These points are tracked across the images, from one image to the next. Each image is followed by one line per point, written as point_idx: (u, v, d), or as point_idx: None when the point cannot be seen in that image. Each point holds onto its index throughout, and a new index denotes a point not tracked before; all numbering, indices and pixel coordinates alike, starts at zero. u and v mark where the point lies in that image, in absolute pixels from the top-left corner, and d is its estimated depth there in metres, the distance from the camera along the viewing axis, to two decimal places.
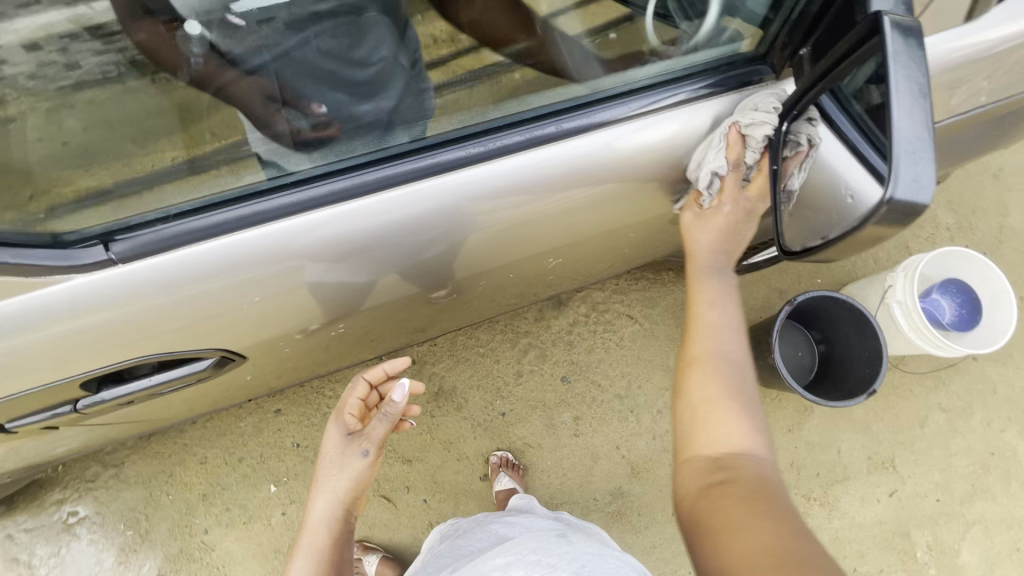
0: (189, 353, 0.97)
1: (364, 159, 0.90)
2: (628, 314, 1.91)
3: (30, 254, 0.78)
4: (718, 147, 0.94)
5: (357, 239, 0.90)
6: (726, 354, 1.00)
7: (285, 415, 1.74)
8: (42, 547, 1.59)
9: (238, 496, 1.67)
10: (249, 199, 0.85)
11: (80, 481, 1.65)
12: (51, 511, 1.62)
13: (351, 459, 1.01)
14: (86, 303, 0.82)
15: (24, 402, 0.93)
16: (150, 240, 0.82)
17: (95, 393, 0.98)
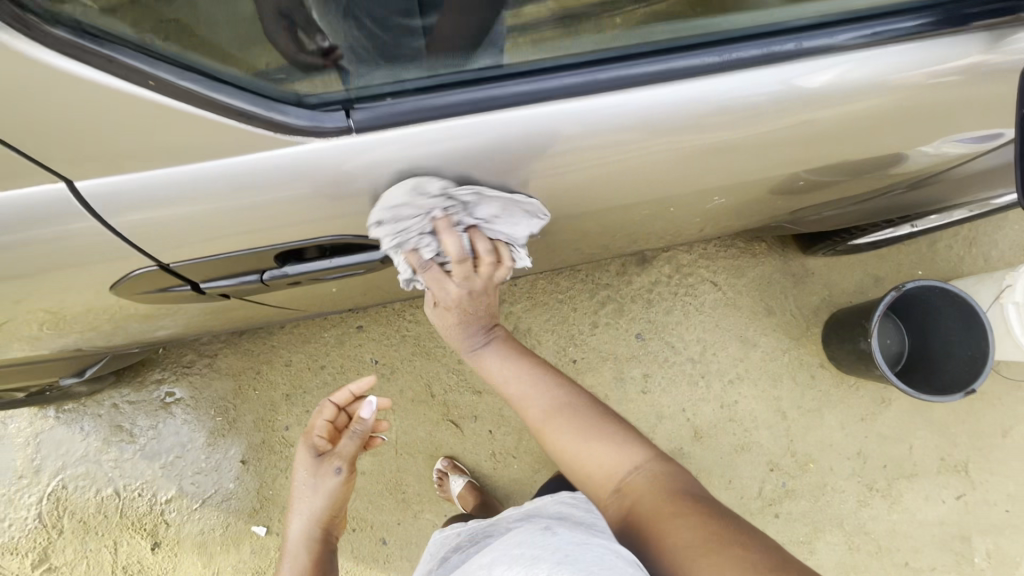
0: (371, 240, 0.97)
1: (592, 55, 0.86)
2: (713, 280, 1.87)
3: (282, 109, 0.79)
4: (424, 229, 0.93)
5: (571, 140, 0.88)
6: (556, 406, 1.07)
7: (366, 332, 1.81)
8: (142, 419, 1.74)
9: (317, 400, 1.77)
10: (484, 85, 0.84)
11: (177, 365, 1.78)
12: (151, 389, 1.75)
13: (323, 482, 1.13)
14: (314, 167, 0.82)
15: (220, 265, 0.95)
16: (387, 112, 0.83)
17: (280, 267, 0.98)
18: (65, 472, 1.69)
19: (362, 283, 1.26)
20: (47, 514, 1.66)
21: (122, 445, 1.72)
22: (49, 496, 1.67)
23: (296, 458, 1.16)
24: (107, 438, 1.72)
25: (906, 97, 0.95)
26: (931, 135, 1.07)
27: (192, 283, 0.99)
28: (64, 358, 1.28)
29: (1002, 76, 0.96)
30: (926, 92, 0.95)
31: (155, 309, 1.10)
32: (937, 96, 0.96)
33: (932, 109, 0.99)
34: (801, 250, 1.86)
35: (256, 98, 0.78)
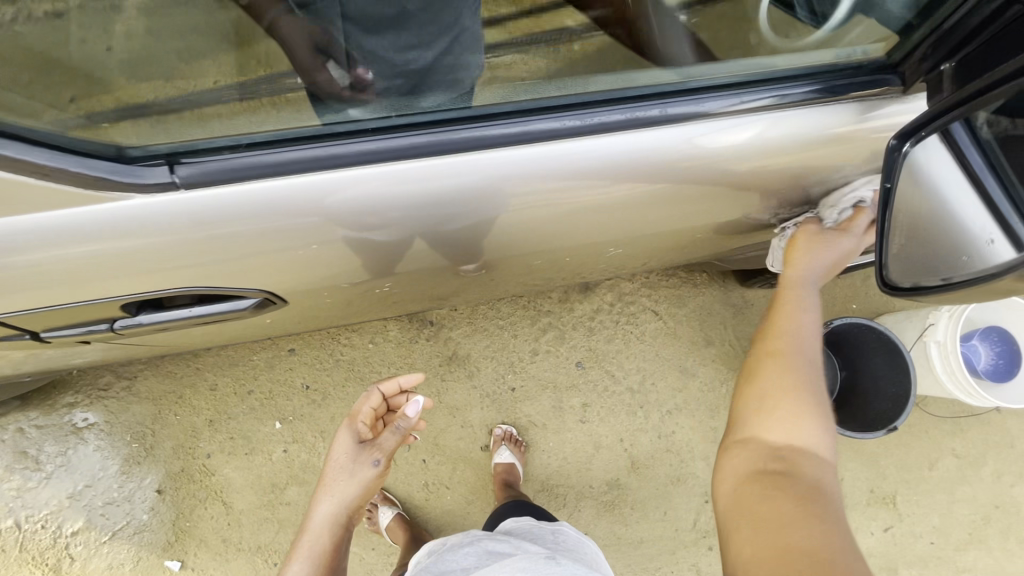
0: (234, 291, 0.97)
1: (448, 114, 0.84)
2: (654, 310, 1.87)
3: (92, 164, 0.74)
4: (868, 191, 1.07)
5: (425, 198, 0.86)
6: (801, 364, 1.01)
7: (298, 356, 1.75)
8: (50, 446, 1.62)
9: (243, 427, 1.70)
10: (326, 140, 0.81)
11: (92, 388, 1.68)
12: (61, 413, 1.65)
13: (361, 469, 1.12)
14: (140, 223, 0.79)
15: (64, 315, 0.93)
16: (219, 168, 0.79)
17: (133, 315, 0.97)
18: None
19: (277, 316, 1.21)
20: None
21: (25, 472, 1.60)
22: None
23: (337, 438, 1.17)
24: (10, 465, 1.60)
25: (771, 162, 0.96)
26: (808, 194, 1.09)
27: (30, 332, 0.96)
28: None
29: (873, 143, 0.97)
30: (789, 158, 0.96)
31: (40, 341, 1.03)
32: (805, 161, 0.98)
33: (804, 171, 1.00)
34: (739, 283, 1.88)
35: (64, 153, 0.73)
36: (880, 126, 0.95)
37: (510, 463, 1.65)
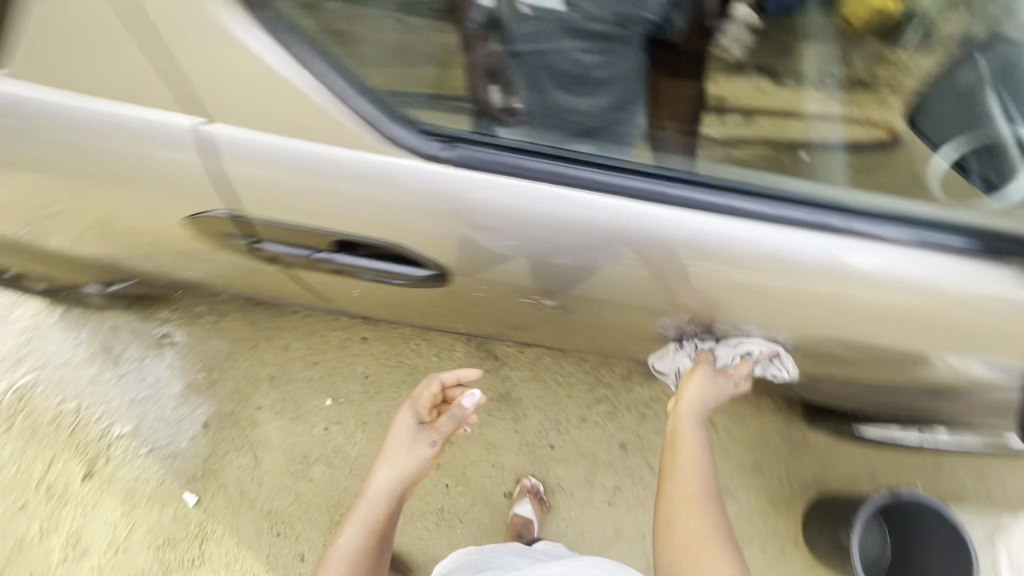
0: (422, 258, 1.05)
1: (667, 173, 0.96)
2: (711, 418, 1.85)
3: (387, 120, 0.87)
4: (761, 347, 1.18)
5: (625, 235, 0.94)
6: (704, 496, 0.95)
7: (368, 345, 1.84)
8: (134, 349, 1.77)
9: (297, 392, 1.78)
10: (565, 162, 0.93)
11: (186, 312, 1.82)
12: (153, 324, 1.80)
13: (419, 446, 1.16)
14: (397, 178, 0.90)
15: (282, 232, 1.03)
16: (478, 155, 0.91)
17: (331, 252, 1.07)
18: (42, 372, 1.73)
19: (383, 295, 1.31)
20: (7, 404, 1.69)
21: (105, 365, 1.75)
22: (16, 389, 1.71)
23: (398, 415, 1.21)
24: (95, 355, 1.76)
25: (829, 282, 0.97)
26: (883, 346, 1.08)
27: (249, 237, 1.07)
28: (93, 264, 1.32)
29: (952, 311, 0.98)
30: (856, 290, 0.97)
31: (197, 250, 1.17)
32: (875, 301, 0.98)
33: (873, 310, 1.00)
34: (804, 420, 1.84)
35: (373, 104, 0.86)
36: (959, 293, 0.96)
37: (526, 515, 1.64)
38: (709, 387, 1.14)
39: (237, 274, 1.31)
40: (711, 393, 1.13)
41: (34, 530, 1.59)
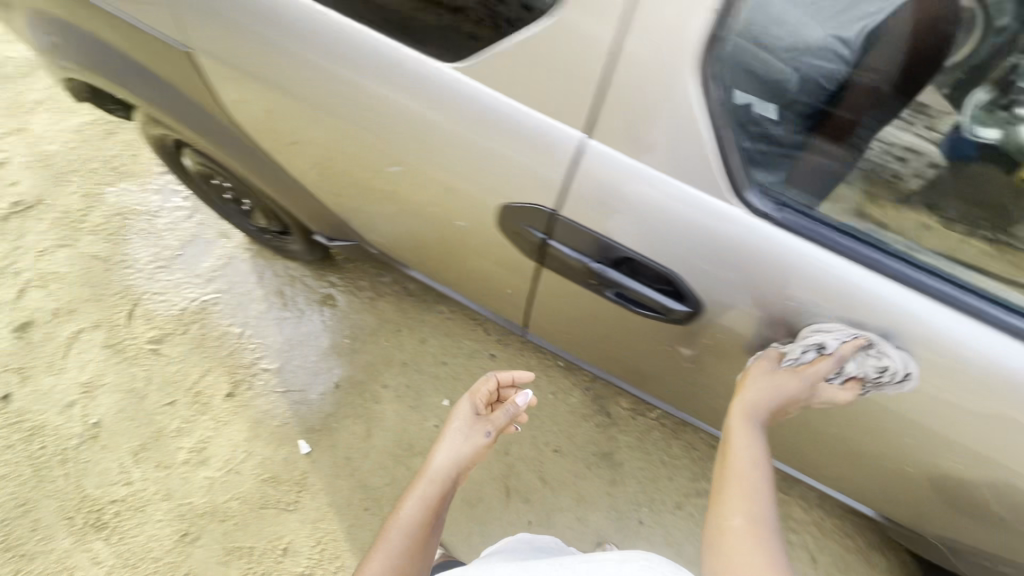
0: (694, 296, 1.01)
1: (962, 280, 0.91)
2: (814, 555, 1.73)
3: (729, 163, 0.88)
4: (840, 335, 0.92)
5: (909, 332, 0.91)
6: (757, 522, 0.84)
7: (494, 363, 1.93)
8: (301, 300, 1.98)
9: (421, 384, 1.88)
10: (867, 246, 0.92)
11: (351, 282, 2.03)
12: (323, 284, 2.01)
13: (475, 434, 1.13)
14: (717, 218, 0.92)
15: (577, 234, 1.02)
16: (793, 219, 0.91)
17: (609, 265, 1.03)
18: (224, 295, 1.97)
19: (557, 324, 1.39)
20: (189, 312, 1.94)
21: (274, 305, 1.97)
22: (201, 302, 1.95)
23: (457, 404, 1.19)
24: (269, 294, 1.98)
25: (916, 377, 0.94)
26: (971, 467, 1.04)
27: (543, 232, 1.06)
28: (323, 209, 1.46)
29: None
30: (932, 381, 0.94)
31: (419, 231, 1.34)
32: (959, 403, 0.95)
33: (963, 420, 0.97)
34: None
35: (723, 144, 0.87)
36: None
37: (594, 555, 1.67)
38: (774, 393, 0.94)
39: (407, 227, 1.35)
40: (779, 395, 0.94)
41: (173, 427, 1.76)
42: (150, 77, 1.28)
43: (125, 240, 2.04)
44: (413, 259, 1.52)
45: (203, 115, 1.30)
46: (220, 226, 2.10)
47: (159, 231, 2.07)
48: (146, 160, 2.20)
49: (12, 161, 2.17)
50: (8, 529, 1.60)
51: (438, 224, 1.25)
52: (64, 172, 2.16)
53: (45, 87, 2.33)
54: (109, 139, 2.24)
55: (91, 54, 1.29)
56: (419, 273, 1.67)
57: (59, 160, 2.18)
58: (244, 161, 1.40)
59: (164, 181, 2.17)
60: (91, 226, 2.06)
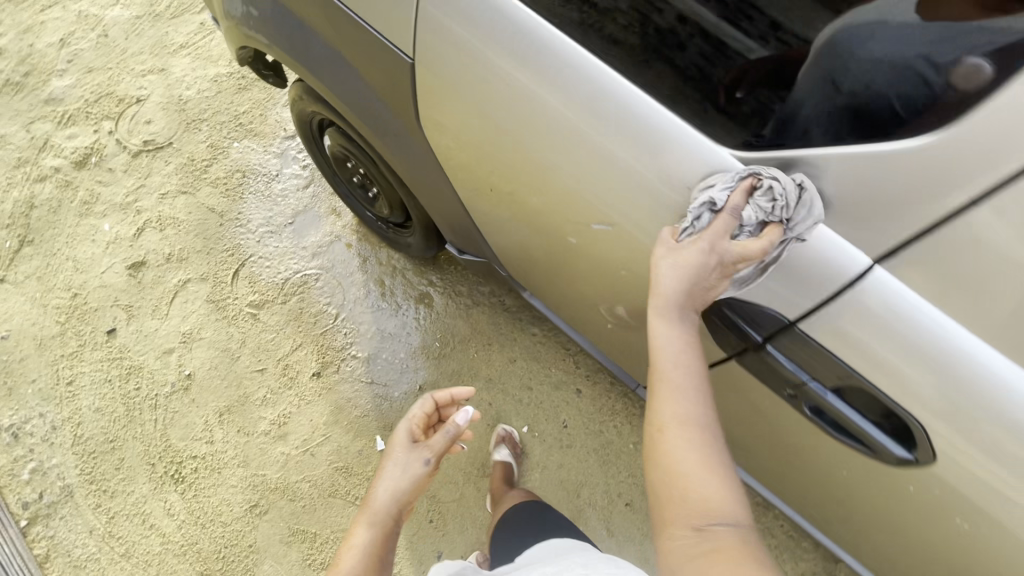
0: (925, 450, 0.83)
1: None
2: None
3: None
4: (726, 185, 0.80)
5: None
6: (693, 421, 0.82)
7: (579, 399, 1.85)
8: (399, 293, 1.97)
9: (502, 405, 1.84)
10: None
11: (450, 284, 1.99)
12: (423, 281, 1.99)
13: (413, 462, 1.09)
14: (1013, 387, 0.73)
15: (806, 347, 0.84)
16: None
17: (833, 390, 0.86)
18: (325, 272, 1.97)
19: None
20: (291, 283, 1.94)
21: (372, 292, 1.96)
22: (302, 275, 1.96)
23: (395, 433, 1.14)
24: (370, 281, 1.98)
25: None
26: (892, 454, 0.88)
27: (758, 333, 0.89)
28: (458, 214, 1.42)
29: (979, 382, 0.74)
30: None
31: (559, 255, 1.23)
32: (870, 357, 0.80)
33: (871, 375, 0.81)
34: None
35: None
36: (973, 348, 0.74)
37: (500, 468, 1.70)
38: (684, 260, 0.82)
39: (529, 241, 1.29)
40: (690, 262, 0.81)
41: (259, 395, 1.77)
42: (332, 62, 1.21)
43: (242, 198, 2.07)
44: (529, 276, 1.48)
45: (375, 110, 1.24)
46: (332, 202, 2.09)
47: (275, 196, 2.09)
48: (273, 123, 2.22)
49: (149, 99, 2.22)
50: (96, 462, 1.64)
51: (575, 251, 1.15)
52: (195, 120, 2.20)
53: (190, 32, 2.38)
54: (241, 94, 2.26)
55: (278, 29, 1.24)
56: (541, 296, 1.59)
57: (193, 106, 2.22)
58: (393, 157, 1.36)
59: (287, 146, 2.18)
60: (212, 179, 2.09)
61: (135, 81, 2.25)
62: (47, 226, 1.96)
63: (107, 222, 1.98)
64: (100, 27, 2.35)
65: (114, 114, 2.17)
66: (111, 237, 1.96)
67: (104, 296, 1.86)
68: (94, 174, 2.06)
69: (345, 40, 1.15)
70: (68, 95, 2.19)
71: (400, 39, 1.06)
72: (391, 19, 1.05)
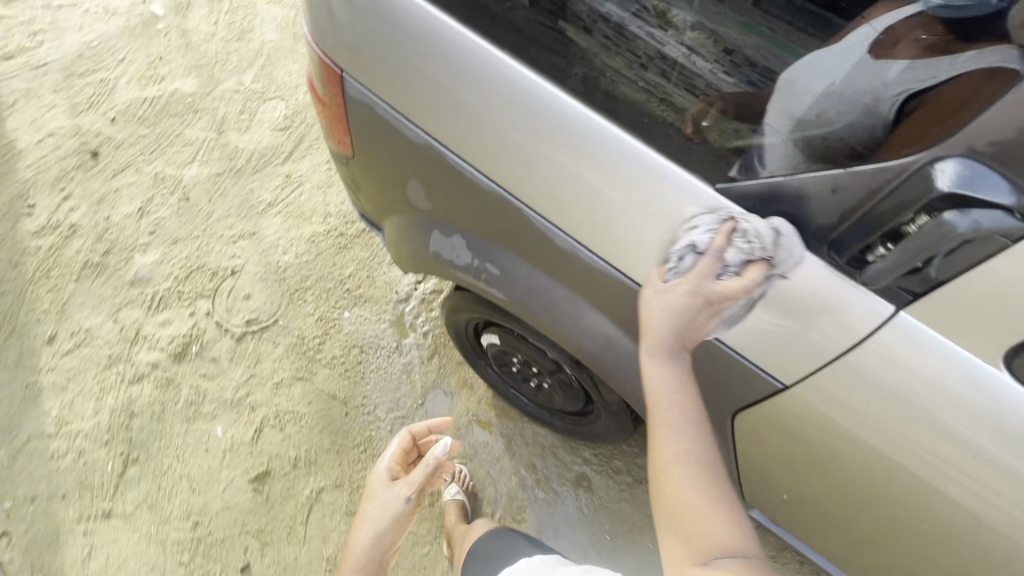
0: None
1: None
2: None
3: None
4: (709, 227, 0.81)
5: None
6: (697, 453, 0.81)
7: None
8: (553, 479, 1.79)
9: None
10: None
11: (605, 462, 1.81)
12: (575, 461, 1.81)
13: (396, 496, 1.33)
14: None
15: None
16: None
17: None
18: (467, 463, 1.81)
19: None
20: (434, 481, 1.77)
21: (524, 479, 1.79)
22: None
23: (376, 473, 1.41)
24: (518, 467, 1.81)
25: None
26: (942, 545, 0.86)
27: None
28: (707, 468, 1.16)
29: None
30: None
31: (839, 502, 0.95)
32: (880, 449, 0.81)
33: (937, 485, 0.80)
34: None
35: None
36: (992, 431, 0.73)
37: (454, 507, 1.68)
38: (668, 303, 0.83)
39: (825, 518, 1.03)
40: (677, 302, 0.82)
41: None
42: (604, 339, 1.04)
43: (364, 379, 1.88)
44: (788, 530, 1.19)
45: None
46: (461, 373, 1.92)
47: (399, 373, 1.90)
48: (382, 285, 2.05)
49: (244, 270, 2.03)
50: None
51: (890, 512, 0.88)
52: (299, 290, 2.01)
53: (275, 187, 2.22)
54: (342, 254, 2.10)
55: (530, 295, 1.07)
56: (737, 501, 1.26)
57: (293, 274, 2.04)
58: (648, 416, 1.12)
59: (400, 312, 2.00)
60: (327, 360, 1.90)
61: (225, 250, 2.06)
62: (152, 438, 1.72)
63: (218, 425, 1.76)
64: (180, 189, 2.18)
65: (209, 291, 1.98)
66: (226, 444, 1.73)
67: (228, 522, 1.63)
68: (196, 366, 1.84)
69: (641, 327, 0.99)
70: (156, 274, 1.99)
71: (775, 363, 0.86)
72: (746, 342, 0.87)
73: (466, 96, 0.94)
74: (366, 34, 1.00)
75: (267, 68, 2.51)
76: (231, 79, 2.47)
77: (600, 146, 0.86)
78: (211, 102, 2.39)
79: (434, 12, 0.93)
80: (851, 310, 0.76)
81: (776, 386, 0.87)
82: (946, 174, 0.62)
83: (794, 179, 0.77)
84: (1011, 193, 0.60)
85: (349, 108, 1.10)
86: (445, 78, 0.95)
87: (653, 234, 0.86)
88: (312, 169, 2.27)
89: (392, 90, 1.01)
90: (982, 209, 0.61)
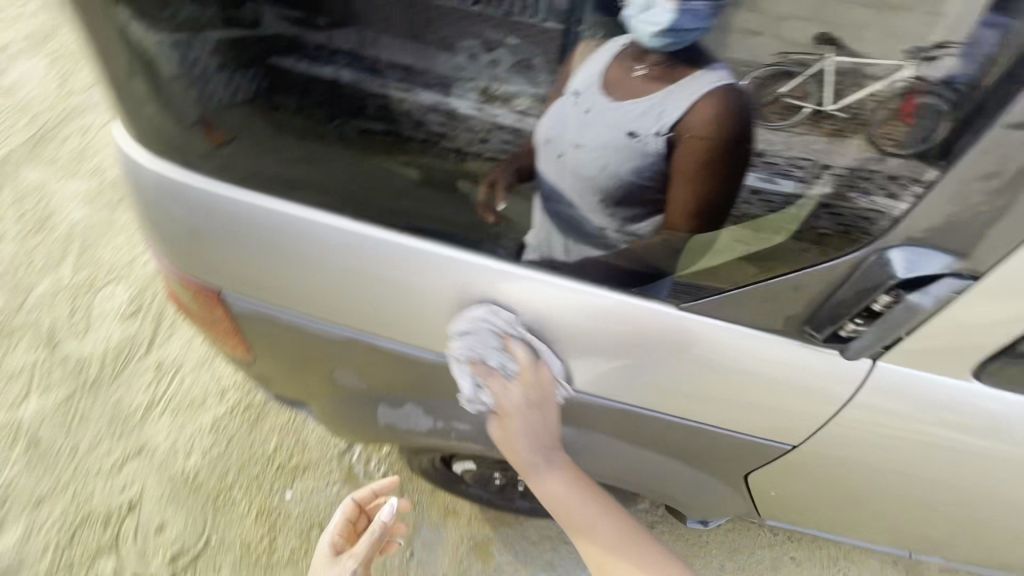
0: None
1: None
2: None
3: None
4: (465, 349, 0.96)
5: None
6: (606, 526, 1.01)
7: (799, 566, 1.73)
8: (573, 566, 1.69)
9: None
10: None
11: None
12: None
13: (340, 573, 1.05)
14: None
15: None
16: None
17: None
18: None
19: (968, 528, 1.23)
20: None
21: None
22: None
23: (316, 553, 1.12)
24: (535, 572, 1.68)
25: None
26: (911, 485, 1.06)
27: None
28: (717, 508, 1.25)
29: (982, 425, 0.91)
30: None
31: (829, 483, 1.11)
32: (861, 442, 0.98)
33: (897, 453, 0.98)
34: None
35: None
36: (967, 429, 0.92)
37: None
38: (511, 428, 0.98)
39: (819, 498, 1.19)
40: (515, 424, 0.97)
41: None
42: (595, 440, 1.12)
43: None
44: (801, 515, 1.31)
45: (654, 459, 1.13)
46: (439, 500, 1.76)
47: None
48: (315, 443, 1.82)
49: (144, 496, 1.69)
50: None
51: (867, 476, 1.05)
52: (221, 491, 1.71)
53: (147, 384, 1.89)
54: (258, 428, 1.84)
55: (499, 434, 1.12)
56: (744, 515, 1.34)
57: (207, 476, 1.74)
58: (657, 482, 1.19)
59: (346, 465, 1.79)
60: (285, 559, 1.62)
61: (111, 483, 1.70)
62: None
63: None
64: (22, 434, 1.76)
65: (107, 542, 1.61)
66: None
67: None
68: None
69: (629, 424, 1.06)
70: (26, 552, 1.57)
71: (775, 426, 0.99)
72: (709, 406, 0.98)
73: (360, 282, 0.98)
74: (247, 250, 1.00)
75: (88, 253, 2.17)
76: (46, 280, 2.09)
77: (516, 294, 0.94)
78: (28, 316, 1.99)
79: (303, 212, 0.95)
80: (817, 366, 0.89)
81: (787, 446, 1.02)
82: (896, 262, 0.71)
83: (773, 281, 0.82)
84: (948, 263, 0.70)
85: (241, 322, 1.10)
86: (337, 267, 0.98)
87: (591, 350, 0.96)
88: (185, 348, 1.98)
89: (289, 289, 1.03)
90: (934, 283, 0.70)
